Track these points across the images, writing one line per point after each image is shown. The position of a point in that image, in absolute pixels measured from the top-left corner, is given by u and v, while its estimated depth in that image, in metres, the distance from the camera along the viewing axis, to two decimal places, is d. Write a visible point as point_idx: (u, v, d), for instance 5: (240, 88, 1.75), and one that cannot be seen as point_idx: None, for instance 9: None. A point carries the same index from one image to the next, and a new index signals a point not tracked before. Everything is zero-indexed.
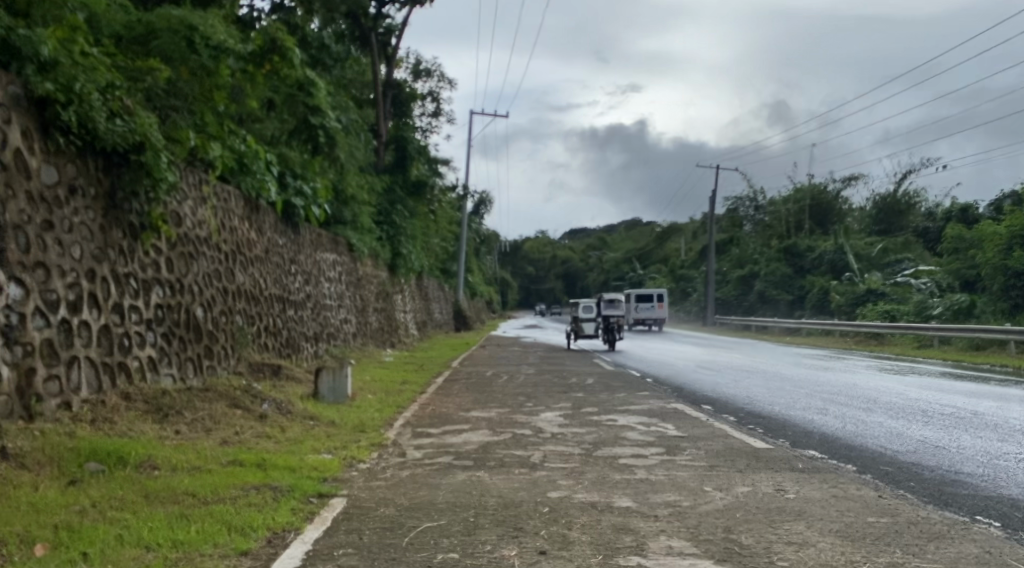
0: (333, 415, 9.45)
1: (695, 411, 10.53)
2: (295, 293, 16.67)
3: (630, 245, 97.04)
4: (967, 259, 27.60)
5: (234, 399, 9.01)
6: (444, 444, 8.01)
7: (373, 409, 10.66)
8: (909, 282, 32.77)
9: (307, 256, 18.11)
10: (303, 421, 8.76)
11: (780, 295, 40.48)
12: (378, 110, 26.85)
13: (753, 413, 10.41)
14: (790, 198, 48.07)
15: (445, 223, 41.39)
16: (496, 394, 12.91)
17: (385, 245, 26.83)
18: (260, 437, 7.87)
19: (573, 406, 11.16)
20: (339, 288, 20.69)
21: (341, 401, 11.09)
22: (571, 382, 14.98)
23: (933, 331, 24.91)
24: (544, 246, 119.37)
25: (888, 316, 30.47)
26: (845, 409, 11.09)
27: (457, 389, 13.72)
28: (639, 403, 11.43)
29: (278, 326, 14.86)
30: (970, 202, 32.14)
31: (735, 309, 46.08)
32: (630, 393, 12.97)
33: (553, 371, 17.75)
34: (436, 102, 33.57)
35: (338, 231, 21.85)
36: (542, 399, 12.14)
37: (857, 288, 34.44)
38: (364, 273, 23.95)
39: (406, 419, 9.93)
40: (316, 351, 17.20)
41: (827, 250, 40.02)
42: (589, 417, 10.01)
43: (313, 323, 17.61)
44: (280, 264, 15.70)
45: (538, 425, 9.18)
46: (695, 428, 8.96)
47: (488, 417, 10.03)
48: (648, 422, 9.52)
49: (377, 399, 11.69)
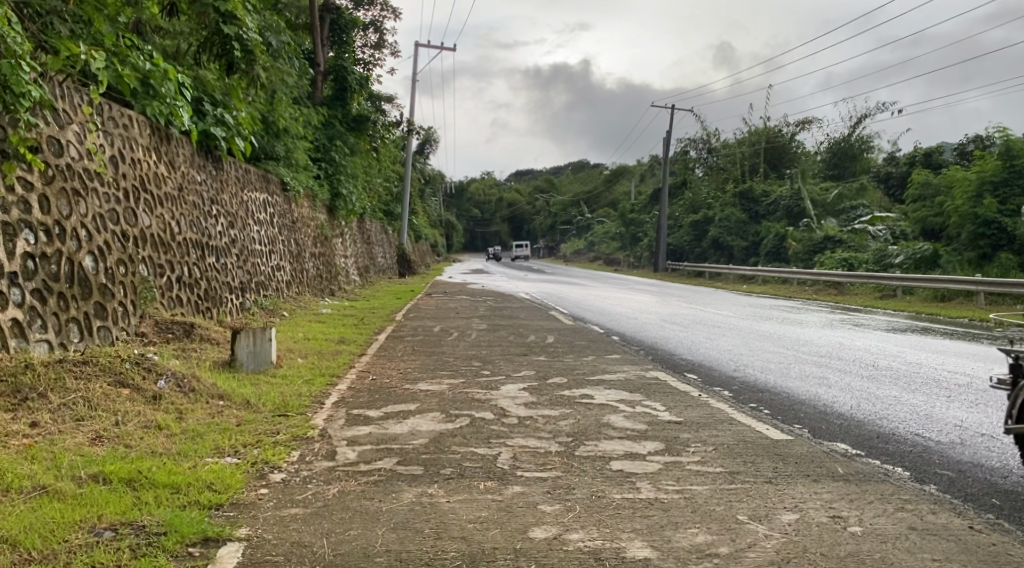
0: (249, 393, 7.81)
1: (684, 385, 8.95)
2: (217, 238, 14.82)
3: (579, 188, 95.62)
4: (932, 206, 26.24)
5: (118, 374, 7.33)
6: (387, 437, 6.40)
7: (301, 381, 8.95)
8: (867, 229, 31.80)
9: (232, 196, 16.13)
10: (208, 406, 7.18)
11: (735, 242, 39.32)
12: (316, 38, 24.63)
13: (750, 388, 8.87)
14: (744, 141, 46.73)
15: (388, 161, 39.25)
16: (448, 357, 11.27)
17: (322, 185, 24.86)
18: (145, 431, 6.29)
19: (538, 375, 9.65)
20: (270, 232, 18.71)
21: (261, 368, 9.38)
22: (531, 341, 13.46)
23: (897, 281, 23.78)
24: (491, 188, 117.24)
25: (846, 264, 29.40)
26: (848, 377, 9.62)
27: (403, 351, 12.04)
28: (614, 372, 9.87)
29: (195, 276, 13.21)
30: (934, 147, 30.99)
31: (687, 255, 44.94)
32: (599, 356, 11.50)
33: (508, 326, 16.13)
34: (378, 32, 31.34)
35: (269, 169, 19.78)
36: (501, 365, 10.52)
37: (814, 235, 33.35)
38: (299, 216, 21.98)
39: (341, 396, 8.25)
40: (242, 303, 15.38)
41: (783, 196, 38.76)
42: (560, 392, 8.49)
43: (241, 272, 15.78)
44: (196, 204, 14.02)
45: (500, 407, 7.64)
46: (691, 411, 7.44)
47: (439, 393, 8.41)
48: (631, 400, 8.00)
49: (308, 367, 10.01)
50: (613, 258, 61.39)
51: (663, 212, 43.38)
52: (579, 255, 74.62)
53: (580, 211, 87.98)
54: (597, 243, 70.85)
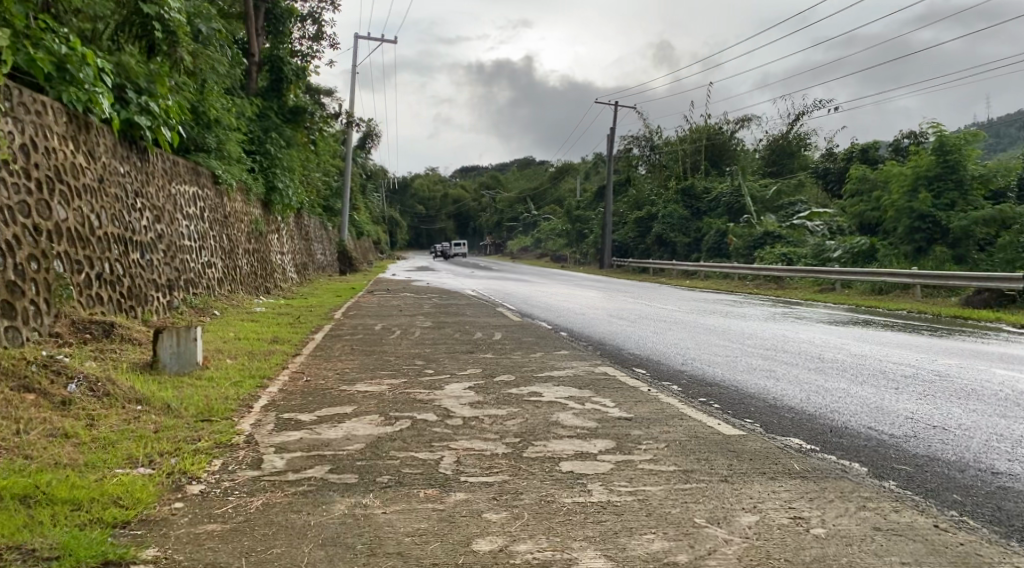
0: (170, 397, 7.36)
1: (632, 380, 8.67)
2: (142, 233, 14.18)
3: (523, 186, 95.50)
4: (869, 200, 26.55)
5: (24, 378, 6.83)
6: (319, 443, 6.02)
7: (231, 384, 8.50)
8: (805, 225, 32.12)
9: (158, 190, 15.48)
10: (124, 410, 6.72)
11: (676, 238, 39.43)
12: (251, 29, 24.00)
13: (698, 382, 8.62)
14: (686, 138, 46.96)
15: (329, 157, 38.57)
16: (389, 356, 10.88)
17: (259, 180, 24.15)
18: (50, 441, 5.85)
19: (484, 373, 9.32)
20: (201, 228, 18.05)
21: (186, 370, 8.90)
22: (475, 337, 13.13)
23: (836, 274, 23.96)
24: (436, 186, 116.48)
25: (786, 259, 29.56)
26: (796, 369, 9.44)
27: (343, 350, 11.60)
28: (561, 368, 9.60)
29: (117, 273, 12.59)
30: (871, 143, 31.27)
31: (629, 251, 44.98)
32: (545, 352, 11.22)
33: (452, 323, 15.76)
34: (316, 24, 30.67)
35: (201, 162, 19.10)
36: (445, 363, 10.17)
37: (754, 231, 33.54)
38: (233, 212, 21.30)
39: (273, 398, 7.82)
40: (170, 301, 14.75)
41: (723, 192, 38.90)
42: (507, 390, 8.17)
43: (169, 269, 15.13)
44: (118, 197, 13.39)
45: (444, 407, 7.29)
46: (641, 407, 7.19)
47: (379, 394, 8.02)
48: (580, 398, 7.72)
49: (241, 368, 9.54)
50: (558, 255, 61.28)
51: (606, 208, 43.35)
52: (524, 253, 74.41)
53: (524, 209, 87.87)
54: (542, 241, 70.73)
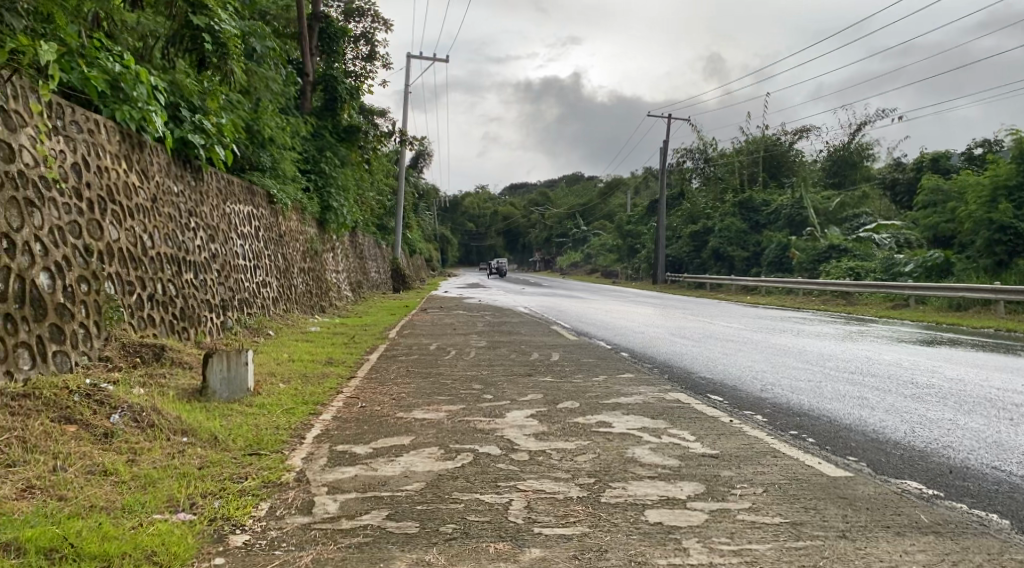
0: (217, 427, 6.90)
1: (710, 409, 7.98)
2: (196, 253, 13.92)
3: (574, 201, 94.76)
4: (943, 213, 25.42)
5: (65, 409, 6.42)
6: (375, 481, 5.49)
7: (281, 411, 8.03)
8: (872, 238, 30.96)
9: (212, 209, 15.24)
10: (169, 443, 6.27)
11: (735, 252, 38.39)
12: (305, 47, 23.88)
13: (783, 411, 7.90)
14: (743, 150, 45.90)
15: (382, 175, 38.43)
16: (445, 379, 10.32)
17: (313, 198, 23.91)
18: (88, 479, 5.42)
19: (546, 398, 8.73)
20: (255, 247, 17.80)
21: (236, 397, 8.47)
22: (534, 359, 12.54)
23: (909, 289, 22.83)
24: (486, 203, 116.38)
25: (853, 274, 28.43)
26: (889, 397, 8.65)
27: (397, 373, 11.08)
28: (630, 394, 8.94)
29: (170, 294, 12.30)
30: (942, 151, 29.97)
31: (685, 266, 43.97)
32: (610, 375, 10.57)
33: (509, 343, 15.17)
34: (370, 44, 30.59)
35: (256, 181, 18.88)
36: (505, 388, 9.56)
37: (817, 245, 32.41)
38: (288, 230, 21.05)
39: (326, 427, 7.31)
40: (224, 322, 14.46)
41: (784, 205, 37.78)
42: (573, 419, 7.58)
43: (223, 289, 14.84)
44: (172, 216, 13.13)
45: (507, 438, 6.72)
46: (726, 442, 6.53)
47: (437, 423, 7.45)
48: (654, 428, 7.07)
49: (291, 393, 9.08)
50: (610, 270, 60.37)
51: (661, 222, 42.45)
52: (576, 268, 73.61)
53: (577, 224, 87.09)
54: (594, 256, 69.88)
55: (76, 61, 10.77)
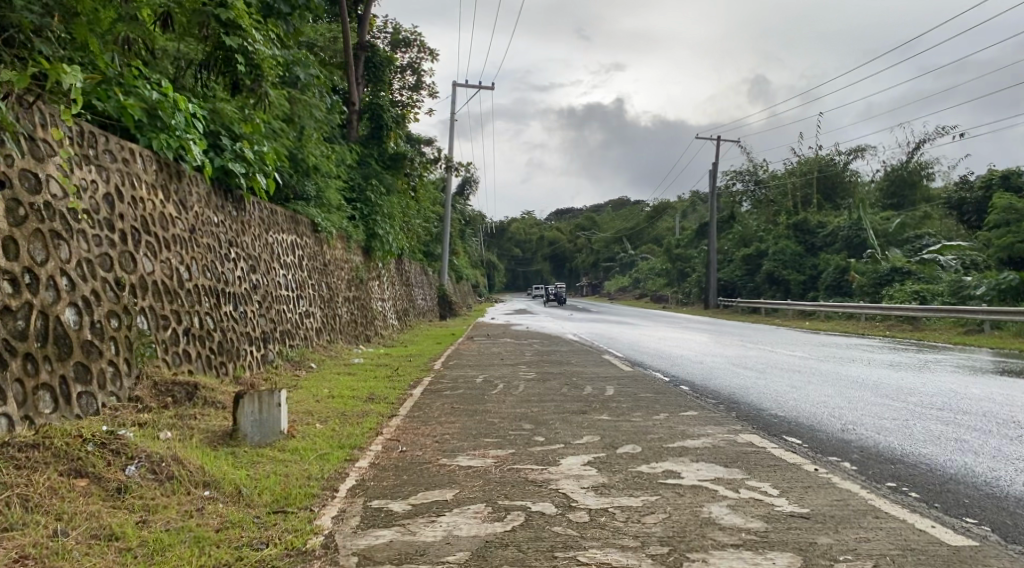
0: (243, 480, 6.24)
1: (790, 454, 7.17)
2: (237, 285, 13.42)
3: (620, 225, 93.79)
4: (1018, 232, 24.25)
5: (76, 460, 5.79)
6: (412, 552, 4.81)
7: (315, 457, 7.36)
8: (937, 259, 29.67)
9: (254, 239, 14.78)
10: (189, 500, 5.60)
11: (791, 276, 37.14)
12: (352, 76, 23.63)
13: (874, 456, 7.07)
14: (796, 170, 44.70)
15: (427, 202, 37.98)
16: (492, 418, 9.58)
17: (357, 226, 23.46)
18: (91, 546, 4.81)
19: (603, 441, 7.96)
20: (299, 276, 17.32)
21: (269, 441, 7.84)
22: (588, 394, 11.75)
23: (982, 314, 21.55)
24: (532, 228, 115.78)
25: (918, 297, 27.19)
26: (990, 440, 7.76)
27: (442, 410, 10.38)
28: (697, 436, 8.12)
29: (208, 328, 11.79)
30: (1012, 169, 28.63)
31: (738, 291, 42.74)
32: (672, 412, 9.76)
33: (559, 375, 14.40)
34: (416, 74, 30.40)
35: (301, 210, 18.46)
36: (557, 428, 8.78)
37: (878, 267, 31.15)
38: (333, 259, 20.58)
39: (362, 478, 6.62)
40: (265, 355, 13.93)
41: (841, 226, 36.51)
42: (635, 467, 6.81)
43: (264, 321, 14.33)
44: (212, 247, 12.66)
45: (564, 493, 5.99)
46: (816, 498, 5.73)
47: (484, 472, 6.72)
48: (730, 481, 6.26)
49: (327, 435, 8.43)
50: (659, 295, 59.22)
51: (712, 245, 41.37)
52: (624, 293, 72.55)
53: (624, 249, 86.07)
54: (643, 280, 68.79)
55: (111, 89, 10.37)
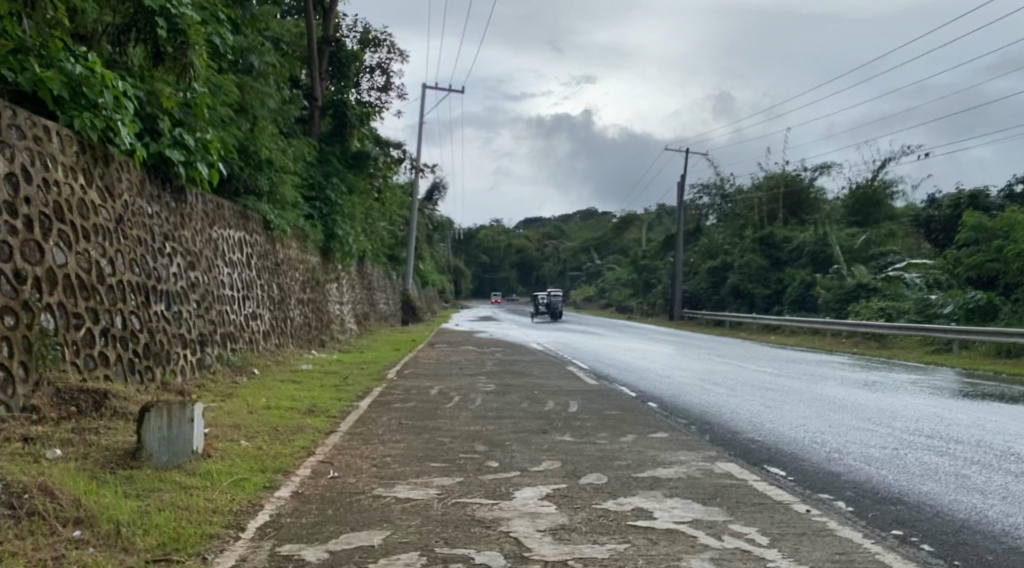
0: (127, 513, 5.26)
1: (776, 489, 6.25)
2: (170, 281, 12.27)
3: (588, 235, 93.05)
4: (989, 250, 23.64)
5: None
6: None
7: (229, 484, 6.32)
8: (903, 276, 29.13)
9: (195, 233, 13.65)
10: (49, 544, 4.73)
11: (757, 289, 36.54)
12: (314, 69, 22.55)
13: (872, 495, 6.15)
14: (764, 184, 44.18)
15: (392, 205, 36.93)
16: (441, 437, 8.58)
17: (315, 224, 22.36)
18: None
19: (565, 469, 6.98)
20: (247, 275, 16.20)
21: (178, 462, 6.80)
22: (550, 410, 10.80)
23: (952, 333, 20.87)
24: (499, 235, 114.88)
25: (884, 315, 26.55)
26: (996, 477, 6.91)
27: (387, 426, 9.36)
28: (670, 465, 7.17)
29: (131, 328, 10.68)
30: (981, 188, 28.16)
31: (703, 303, 42.05)
32: (640, 435, 8.81)
33: (520, 388, 13.41)
34: (386, 75, 29.32)
35: (251, 205, 17.33)
36: (513, 451, 7.81)
37: (845, 283, 30.56)
38: (286, 258, 19.47)
39: (278, 513, 5.62)
40: (201, 360, 12.79)
41: (808, 241, 35.99)
42: (601, 503, 5.84)
43: (201, 322, 13.18)
44: (141, 239, 11.54)
45: (515, 538, 5.06)
46: (814, 551, 4.81)
47: (424, 507, 5.74)
48: (711, 524, 5.31)
49: (252, 456, 7.40)
50: (624, 306, 58.58)
51: (679, 256, 40.67)
52: (589, 303, 71.87)
53: (591, 258, 85.23)
54: (609, 290, 67.93)
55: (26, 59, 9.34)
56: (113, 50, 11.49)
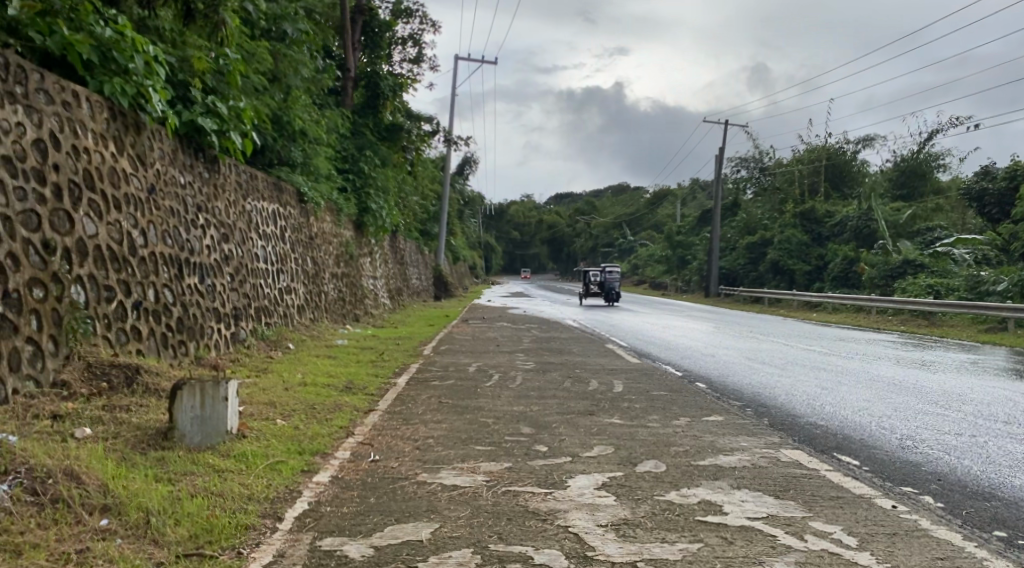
0: (157, 499, 4.91)
1: (852, 481, 5.76)
2: (203, 253, 11.95)
3: (621, 210, 92.06)
4: None
5: None
6: None
7: (265, 468, 5.95)
8: (952, 252, 28.20)
9: (228, 205, 13.29)
10: (73, 535, 4.40)
11: (798, 265, 35.70)
12: (348, 39, 22.07)
13: (959, 488, 5.64)
14: (805, 158, 43.12)
15: (425, 179, 36.46)
16: (483, 418, 8.15)
17: (348, 197, 21.98)
18: None
19: (620, 455, 6.53)
20: (281, 249, 15.87)
21: (211, 443, 6.46)
22: (595, 390, 10.33)
23: (1007, 310, 20.03)
24: (531, 211, 114.17)
25: (933, 291, 25.69)
26: None
27: (427, 405, 8.95)
28: (731, 452, 6.68)
29: (164, 301, 10.36)
30: None
31: (740, 280, 41.22)
32: (694, 418, 8.32)
33: (560, 366, 12.96)
34: (418, 46, 28.81)
35: (284, 177, 16.97)
36: (562, 434, 7.38)
37: (891, 259, 29.66)
38: (320, 232, 19.12)
39: (317, 501, 5.23)
40: (235, 334, 12.48)
41: (851, 216, 35.02)
42: (663, 495, 5.38)
43: (235, 296, 12.87)
44: (174, 210, 11.20)
45: (575, 534, 4.67)
46: (911, 556, 4.36)
47: (473, 496, 5.33)
48: (790, 520, 4.84)
49: (287, 436, 7.02)
50: (658, 282, 57.85)
51: (716, 232, 39.79)
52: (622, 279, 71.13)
53: (624, 234, 84.25)
54: (642, 266, 67.14)
55: (53, 22, 8.96)
56: (144, 15, 11.10)
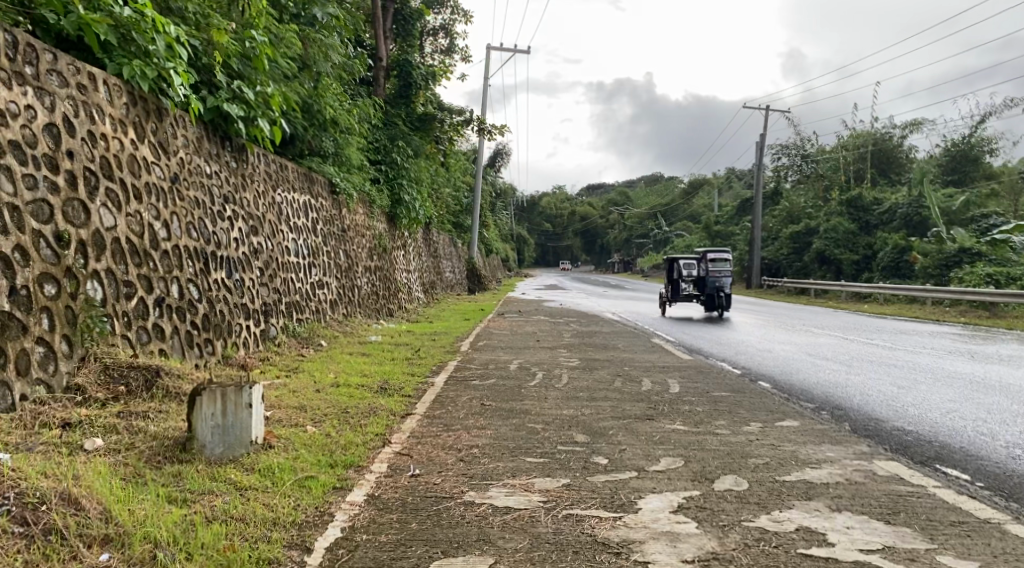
0: (166, 528, 4.31)
1: (971, 501, 4.96)
2: (231, 245, 11.31)
3: (655, 201, 90.58)
4: None
5: None
6: None
7: (293, 485, 5.25)
8: (1011, 239, 26.93)
9: (257, 195, 12.65)
10: None
11: (844, 255, 34.49)
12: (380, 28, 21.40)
13: None
14: (849, 144, 41.77)
15: (458, 171, 35.65)
16: (533, 423, 7.43)
17: (381, 189, 21.30)
18: None
19: (693, 469, 5.78)
20: (312, 242, 15.24)
21: (233, 454, 5.79)
22: (650, 390, 9.55)
23: None
24: (564, 203, 112.91)
25: (993, 280, 24.52)
26: None
27: (469, 408, 8.24)
28: (818, 464, 5.89)
29: (189, 297, 9.75)
30: None
31: (782, 271, 40.03)
32: (765, 423, 7.51)
33: (608, 363, 12.19)
34: (450, 36, 28.06)
35: (315, 168, 16.33)
36: (623, 443, 6.65)
37: (944, 247, 28.40)
38: (352, 225, 18.45)
39: (351, 527, 4.56)
40: (264, 331, 11.84)
41: (900, 203, 33.73)
42: (752, 519, 4.65)
43: (266, 291, 12.25)
44: (200, 201, 10.58)
45: None
46: None
47: (530, 522, 4.61)
48: (914, 553, 4.27)
49: (317, 447, 6.31)
50: None
51: (759, 221, 38.60)
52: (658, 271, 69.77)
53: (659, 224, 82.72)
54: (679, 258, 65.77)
55: None
56: None
